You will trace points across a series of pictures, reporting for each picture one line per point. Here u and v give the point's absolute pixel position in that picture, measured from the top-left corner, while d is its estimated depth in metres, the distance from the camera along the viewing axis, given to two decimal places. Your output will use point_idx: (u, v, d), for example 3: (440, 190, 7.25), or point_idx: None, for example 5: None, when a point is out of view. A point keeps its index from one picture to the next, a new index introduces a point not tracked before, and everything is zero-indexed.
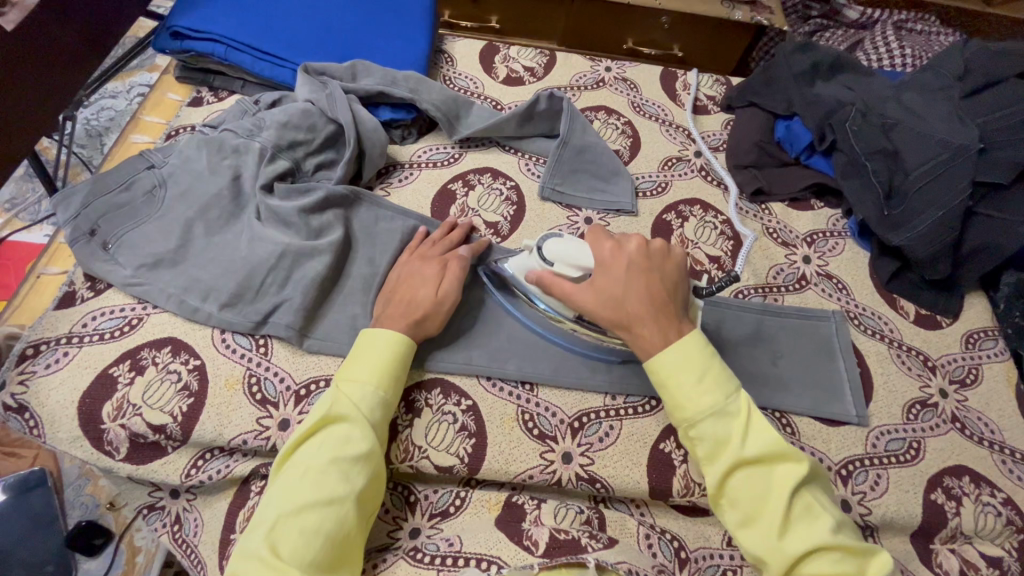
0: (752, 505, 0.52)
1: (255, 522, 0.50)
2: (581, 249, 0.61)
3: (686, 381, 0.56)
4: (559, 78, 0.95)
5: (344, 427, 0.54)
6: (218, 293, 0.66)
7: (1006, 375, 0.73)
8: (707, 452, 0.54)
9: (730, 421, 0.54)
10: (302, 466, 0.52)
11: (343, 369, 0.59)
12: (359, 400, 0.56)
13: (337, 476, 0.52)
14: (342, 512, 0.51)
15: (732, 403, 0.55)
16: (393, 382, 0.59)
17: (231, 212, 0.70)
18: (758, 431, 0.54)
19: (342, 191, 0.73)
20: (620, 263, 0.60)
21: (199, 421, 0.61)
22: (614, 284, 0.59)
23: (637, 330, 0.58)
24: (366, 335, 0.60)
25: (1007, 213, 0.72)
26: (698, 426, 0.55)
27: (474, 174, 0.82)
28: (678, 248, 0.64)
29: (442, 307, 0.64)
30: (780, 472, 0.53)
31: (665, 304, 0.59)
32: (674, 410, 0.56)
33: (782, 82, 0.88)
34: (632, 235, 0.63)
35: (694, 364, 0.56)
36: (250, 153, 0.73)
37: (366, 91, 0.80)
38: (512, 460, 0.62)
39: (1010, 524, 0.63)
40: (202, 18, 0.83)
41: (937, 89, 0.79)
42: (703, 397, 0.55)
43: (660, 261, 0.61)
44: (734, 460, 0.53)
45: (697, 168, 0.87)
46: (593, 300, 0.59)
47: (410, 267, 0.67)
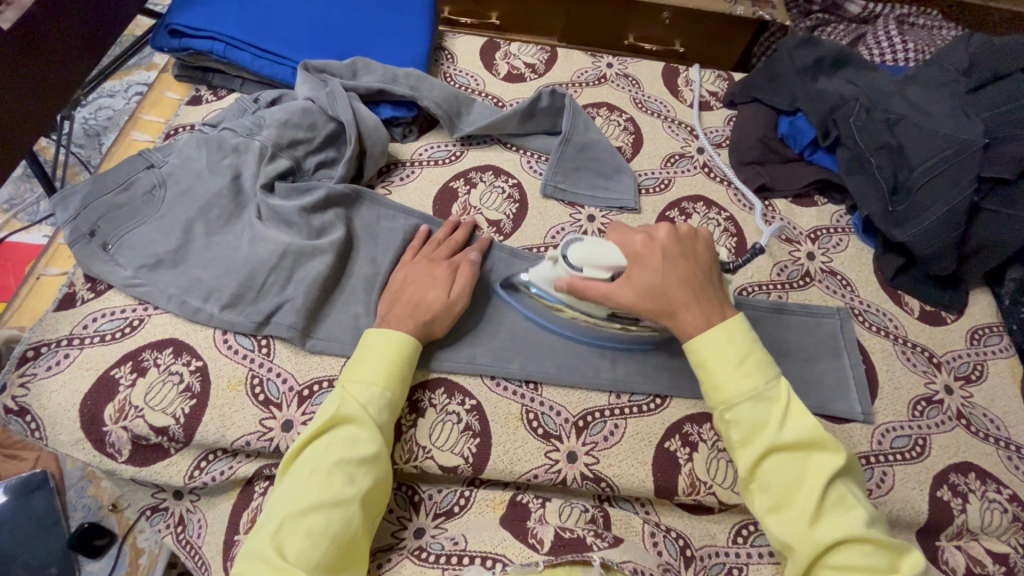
0: (786, 490, 0.52)
1: (260, 523, 0.50)
2: (608, 249, 0.59)
3: (725, 364, 0.55)
4: (560, 74, 0.94)
5: (351, 428, 0.54)
6: (220, 294, 0.65)
7: (1011, 371, 0.73)
8: (743, 435, 0.54)
9: (769, 407, 0.54)
10: (308, 468, 0.52)
11: (349, 370, 0.59)
12: (366, 402, 0.56)
13: (343, 477, 0.51)
14: (348, 515, 0.50)
15: (772, 389, 0.55)
16: (400, 383, 0.59)
17: (231, 212, 0.70)
18: (797, 418, 0.54)
19: (343, 190, 0.73)
20: (655, 254, 0.59)
21: (201, 422, 0.61)
22: (651, 274, 0.58)
23: (680, 316, 0.58)
24: (370, 334, 0.60)
25: (1012, 208, 0.72)
26: (735, 409, 0.54)
27: (476, 172, 0.81)
28: (705, 230, 0.63)
29: (452, 308, 0.64)
30: (816, 460, 0.53)
31: (703, 286, 0.59)
32: (712, 392, 0.56)
33: (785, 78, 0.87)
34: (659, 224, 0.62)
35: (735, 348, 0.56)
36: (250, 152, 0.72)
37: (366, 89, 0.80)
38: (517, 460, 0.62)
39: (1016, 521, 0.63)
40: (200, 15, 0.83)
41: (942, 83, 0.79)
42: (744, 380, 0.55)
43: (692, 246, 0.61)
44: (771, 443, 0.53)
45: (700, 164, 0.86)
46: (635, 294, 0.58)
47: (417, 268, 0.67)
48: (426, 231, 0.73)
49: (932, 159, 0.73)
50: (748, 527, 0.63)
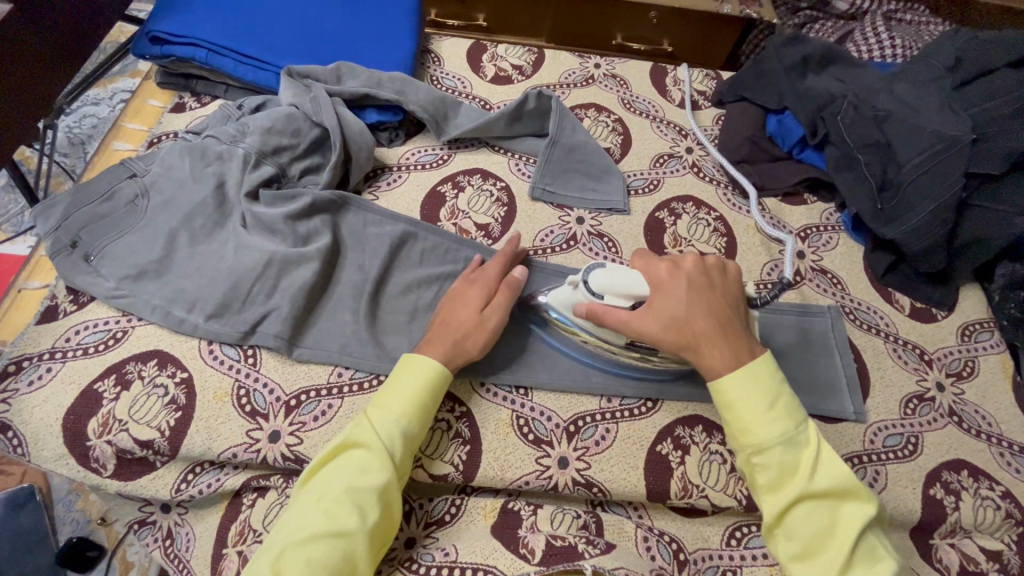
0: (815, 539, 0.51)
1: (264, 547, 0.49)
2: (629, 277, 0.59)
3: (753, 407, 0.54)
4: (547, 75, 0.94)
5: (364, 456, 0.53)
6: (204, 304, 0.64)
7: (1002, 367, 0.73)
8: (771, 481, 0.53)
9: (799, 451, 0.53)
10: (317, 495, 0.51)
11: (377, 395, 0.58)
12: (382, 428, 0.55)
13: (350, 507, 0.50)
14: (351, 546, 0.49)
15: (802, 433, 0.54)
16: (422, 413, 0.57)
17: (216, 221, 0.69)
18: (829, 464, 0.53)
19: (329, 196, 0.72)
20: (681, 283, 0.59)
21: (186, 434, 0.60)
22: (678, 304, 0.58)
23: (704, 351, 0.57)
24: (407, 357, 0.60)
25: (1000, 204, 0.72)
26: (764, 454, 0.53)
27: (464, 175, 0.81)
28: (733, 264, 0.64)
29: (483, 327, 0.62)
30: (847, 509, 0.52)
31: (729, 320, 0.58)
32: (738, 435, 0.55)
33: (773, 76, 0.87)
34: (685, 254, 0.62)
35: (765, 390, 0.54)
36: (234, 159, 0.72)
37: (350, 93, 0.79)
38: (508, 467, 0.61)
39: (1009, 518, 0.63)
40: (181, 22, 0.82)
41: (930, 80, 0.79)
42: (774, 425, 0.53)
43: (718, 275, 0.62)
44: (801, 491, 0.51)
45: (689, 164, 0.86)
46: (659, 324, 0.57)
47: (454, 290, 0.66)
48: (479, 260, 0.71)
49: (920, 157, 0.73)
50: (742, 529, 0.63)
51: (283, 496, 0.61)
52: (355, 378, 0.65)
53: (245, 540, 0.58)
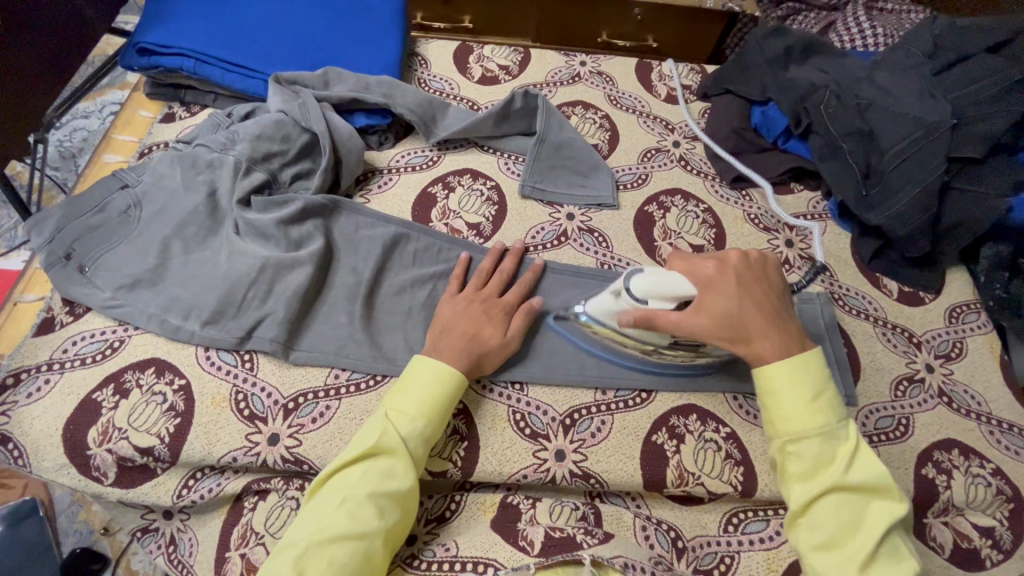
0: (841, 532, 0.51)
1: (289, 538, 0.50)
2: (672, 279, 0.58)
3: (794, 399, 0.55)
4: (533, 75, 0.95)
5: (386, 460, 0.54)
6: (200, 311, 0.65)
7: (989, 347, 0.74)
8: (804, 470, 0.53)
9: (836, 446, 0.53)
10: (339, 496, 0.52)
11: (391, 396, 0.59)
12: (405, 434, 0.56)
13: (372, 510, 0.51)
14: (370, 548, 0.50)
15: (842, 428, 0.54)
16: (439, 418, 0.59)
17: (209, 228, 0.70)
18: (867, 462, 0.53)
19: (321, 200, 0.72)
20: (729, 278, 0.59)
21: (186, 440, 0.61)
22: (728, 301, 0.58)
23: (756, 343, 0.57)
24: (413, 362, 0.61)
25: (981, 186, 0.73)
26: (801, 442, 0.53)
27: (454, 176, 0.81)
28: (772, 254, 0.64)
29: (505, 348, 0.64)
30: (876, 507, 0.51)
31: (777, 313, 0.59)
32: (778, 422, 0.55)
33: (756, 68, 0.88)
34: (728, 250, 0.63)
35: (810, 384, 0.55)
36: (225, 167, 0.72)
37: (339, 98, 0.79)
38: (506, 461, 0.62)
39: (1000, 494, 0.64)
40: (168, 32, 0.82)
41: (910, 67, 0.80)
42: (816, 417, 0.54)
43: (762, 270, 0.62)
44: (833, 482, 0.51)
45: (677, 158, 0.87)
46: (713, 322, 0.57)
47: (469, 304, 0.66)
48: (468, 257, 0.72)
49: (902, 143, 0.74)
50: (739, 515, 0.63)
51: (284, 498, 0.61)
52: (351, 379, 0.65)
53: (247, 543, 0.59)
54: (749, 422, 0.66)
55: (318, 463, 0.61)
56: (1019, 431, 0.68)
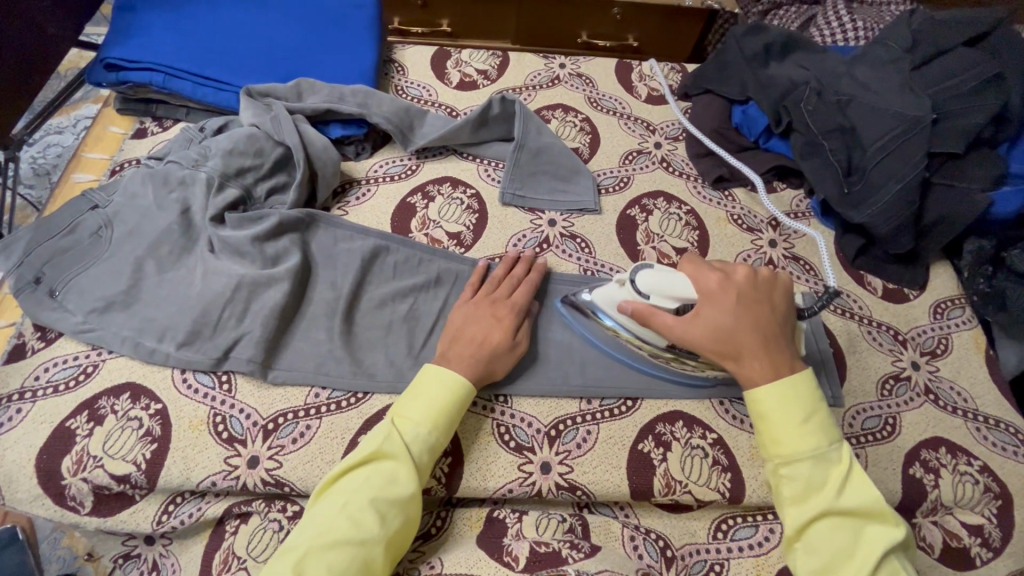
0: (836, 556, 0.50)
1: (289, 545, 0.49)
2: (680, 281, 0.59)
3: (786, 420, 0.54)
4: (512, 79, 0.93)
5: (390, 466, 0.53)
6: (174, 333, 0.64)
7: (975, 342, 0.74)
8: (796, 492, 0.53)
9: (829, 468, 0.53)
10: (340, 501, 0.51)
11: (399, 403, 0.58)
12: (411, 440, 0.55)
13: (374, 515, 0.50)
14: (369, 556, 0.49)
15: (835, 450, 0.54)
16: (446, 427, 0.58)
17: (183, 247, 0.68)
18: (860, 484, 0.52)
19: (296, 215, 0.71)
20: (731, 295, 0.58)
21: (163, 466, 0.59)
22: (724, 317, 0.57)
23: (746, 362, 0.57)
24: (425, 368, 0.60)
25: (963, 181, 0.73)
26: (793, 464, 0.53)
27: (433, 185, 0.80)
28: (784, 274, 0.63)
29: (516, 351, 0.64)
30: (872, 531, 0.50)
31: (773, 333, 0.58)
32: (769, 445, 0.55)
33: (735, 67, 0.87)
34: (737, 265, 0.61)
35: (802, 404, 0.55)
36: (197, 183, 0.71)
37: (312, 109, 0.78)
38: (490, 476, 0.61)
39: (988, 492, 0.63)
40: (136, 46, 0.81)
41: (889, 62, 0.79)
42: (808, 439, 0.53)
43: (769, 290, 0.60)
44: (826, 506, 0.51)
45: (658, 160, 0.86)
46: (704, 335, 0.57)
47: (480, 309, 0.66)
48: (485, 266, 0.71)
49: (883, 139, 0.74)
50: (728, 521, 0.63)
51: (266, 520, 0.60)
52: (332, 397, 0.64)
53: (229, 568, 0.57)
54: (736, 427, 0.65)
55: (299, 484, 0.60)
56: (1005, 426, 0.68)
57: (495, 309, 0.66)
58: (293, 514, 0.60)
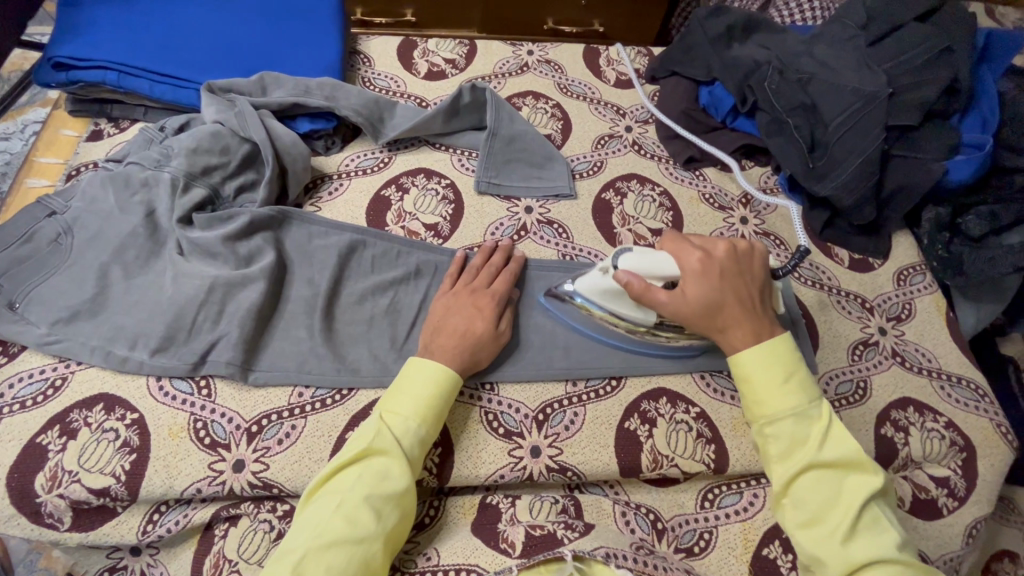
0: (820, 507, 0.52)
1: (284, 549, 0.48)
2: (662, 261, 0.60)
3: (769, 383, 0.56)
4: (481, 67, 0.93)
5: (382, 462, 0.53)
6: (147, 339, 0.62)
7: (936, 306, 0.77)
8: (781, 450, 0.55)
9: (810, 424, 0.55)
10: (334, 501, 0.51)
11: (385, 398, 0.58)
12: (400, 434, 0.55)
13: (369, 512, 0.50)
14: (369, 552, 0.49)
15: (815, 408, 0.56)
16: (435, 419, 0.58)
17: (150, 251, 0.66)
18: (840, 437, 0.54)
19: (267, 213, 0.69)
20: (713, 271, 0.59)
21: (145, 476, 0.58)
22: (709, 293, 0.59)
23: (729, 332, 0.59)
24: (411, 361, 0.60)
25: (919, 152, 0.76)
26: (775, 424, 0.55)
27: (407, 176, 0.79)
28: (760, 244, 0.64)
29: (500, 342, 0.64)
30: (852, 480, 0.53)
31: (752, 302, 0.60)
32: (753, 407, 0.57)
33: (701, 49, 0.88)
34: (717, 240, 0.62)
35: (780, 365, 0.57)
36: (160, 184, 0.68)
37: (277, 104, 0.76)
38: (481, 463, 0.61)
39: (954, 445, 0.67)
40: (86, 45, 0.77)
41: (846, 40, 0.82)
42: (787, 398, 0.55)
43: (748, 261, 0.62)
44: (809, 460, 0.53)
45: (630, 143, 0.87)
46: (692, 311, 0.59)
47: (460, 299, 0.66)
48: (463, 255, 0.71)
49: (843, 115, 0.76)
50: (714, 491, 0.65)
51: (255, 522, 0.59)
52: (316, 395, 0.63)
53: (220, 572, 0.56)
54: (717, 399, 0.67)
55: (288, 485, 0.59)
56: (966, 383, 0.71)
57: (475, 299, 0.66)
58: (284, 513, 0.59)
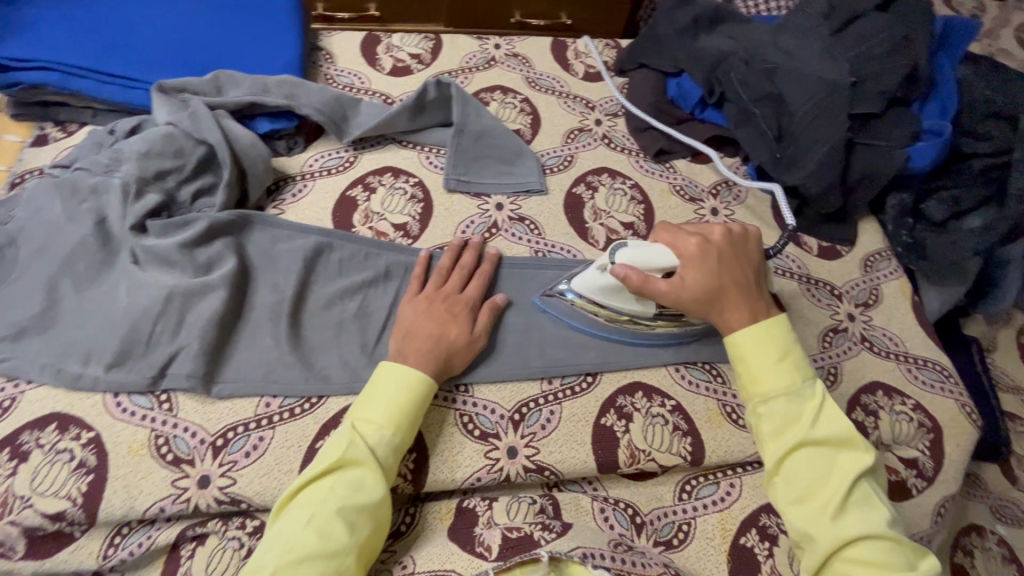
0: (812, 484, 0.52)
1: (253, 567, 0.47)
2: (658, 252, 0.60)
3: (763, 361, 0.57)
4: (447, 62, 0.91)
5: (356, 473, 0.52)
6: (102, 354, 0.59)
7: (902, 290, 0.79)
8: (774, 428, 0.55)
9: (803, 403, 0.55)
10: (307, 513, 0.49)
11: (357, 406, 0.56)
12: (373, 444, 0.53)
13: (342, 525, 0.49)
14: (342, 565, 0.47)
15: (808, 387, 0.56)
16: (410, 425, 0.56)
17: (103, 261, 0.63)
18: (832, 416, 0.55)
19: (227, 217, 0.67)
20: (710, 256, 0.60)
21: (103, 498, 0.55)
22: (706, 279, 0.59)
23: (728, 314, 0.59)
24: (386, 365, 0.58)
25: (882, 140, 0.77)
26: (769, 403, 0.55)
27: (374, 176, 0.77)
28: (753, 227, 0.65)
29: (474, 345, 0.63)
30: (844, 458, 0.53)
31: (750, 286, 0.60)
32: (747, 385, 0.57)
33: (667, 41, 0.88)
34: (712, 226, 0.63)
35: (775, 345, 0.57)
36: (111, 191, 0.65)
37: (234, 104, 0.73)
38: (457, 467, 0.60)
39: (921, 427, 0.69)
40: (27, 45, 0.73)
41: (809, 29, 0.83)
42: (782, 376, 0.56)
43: (743, 244, 0.63)
44: (801, 438, 0.53)
45: (600, 137, 0.86)
46: (693, 297, 0.59)
47: (430, 301, 0.64)
48: (428, 255, 0.70)
49: (808, 105, 0.77)
50: (692, 482, 0.64)
51: (224, 539, 0.56)
52: (284, 405, 0.61)
53: None
54: (692, 391, 0.67)
55: (257, 499, 0.57)
56: (932, 365, 0.73)
57: (447, 302, 0.64)
58: (254, 529, 0.57)
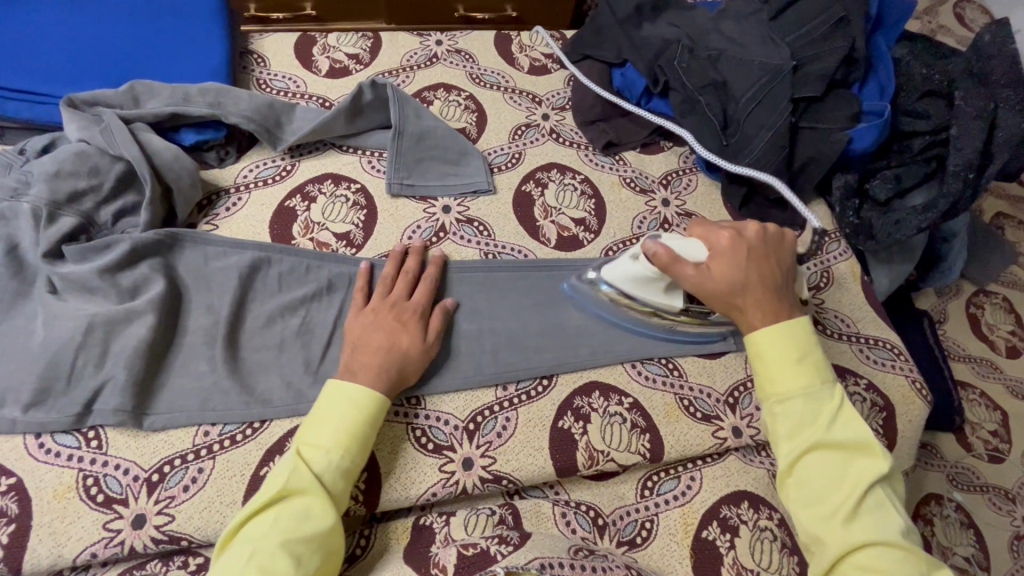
0: (825, 487, 0.52)
1: None
2: (693, 242, 0.61)
3: (781, 361, 0.56)
4: (386, 62, 0.88)
5: (302, 503, 0.49)
6: (18, 393, 0.55)
7: (852, 271, 0.79)
8: (789, 429, 0.54)
9: (820, 405, 0.55)
10: (246, 550, 0.46)
11: (303, 430, 0.54)
12: (320, 469, 0.51)
13: (286, 558, 0.46)
14: None
15: (827, 390, 0.56)
16: (360, 448, 0.54)
17: (16, 292, 0.59)
18: (850, 420, 0.54)
19: (153, 237, 0.63)
20: (741, 250, 0.60)
21: (27, 548, 0.51)
22: (735, 270, 0.59)
23: (750, 312, 0.59)
24: (333, 383, 0.56)
25: (824, 122, 0.78)
26: (786, 403, 0.55)
27: (313, 184, 0.74)
28: (791, 231, 0.65)
29: (429, 354, 0.61)
30: (860, 463, 0.52)
31: (776, 283, 0.60)
32: (765, 385, 0.57)
33: (610, 31, 0.87)
34: (747, 222, 0.63)
35: (795, 346, 0.57)
36: (22, 216, 0.61)
37: (154, 116, 0.69)
38: (411, 482, 0.59)
39: (874, 405, 0.69)
40: None
41: (749, 14, 0.83)
42: (800, 377, 0.55)
43: (775, 244, 0.62)
44: (817, 439, 0.53)
45: (548, 132, 0.84)
46: (718, 285, 0.59)
47: (378, 313, 0.62)
48: (370, 267, 0.67)
49: (752, 90, 0.77)
50: (653, 478, 0.64)
51: None
52: (224, 432, 0.58)
53: None
54: (649, 386, 0.67)
55: (198, 535, 0.54)
56: (884, 344, 0.74)
57: (397, 313, 0.62)
58: (197, 567, 0.54)
